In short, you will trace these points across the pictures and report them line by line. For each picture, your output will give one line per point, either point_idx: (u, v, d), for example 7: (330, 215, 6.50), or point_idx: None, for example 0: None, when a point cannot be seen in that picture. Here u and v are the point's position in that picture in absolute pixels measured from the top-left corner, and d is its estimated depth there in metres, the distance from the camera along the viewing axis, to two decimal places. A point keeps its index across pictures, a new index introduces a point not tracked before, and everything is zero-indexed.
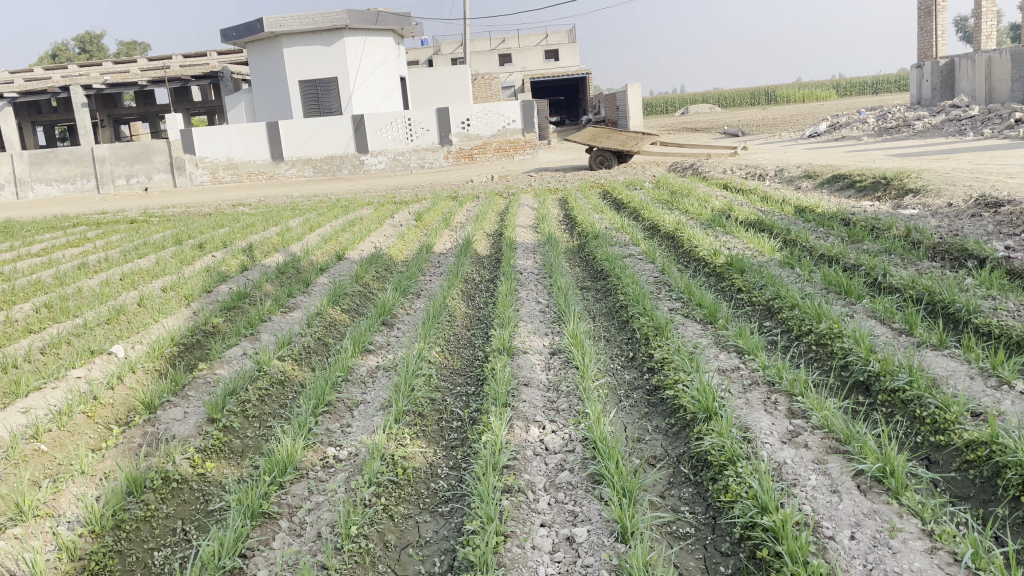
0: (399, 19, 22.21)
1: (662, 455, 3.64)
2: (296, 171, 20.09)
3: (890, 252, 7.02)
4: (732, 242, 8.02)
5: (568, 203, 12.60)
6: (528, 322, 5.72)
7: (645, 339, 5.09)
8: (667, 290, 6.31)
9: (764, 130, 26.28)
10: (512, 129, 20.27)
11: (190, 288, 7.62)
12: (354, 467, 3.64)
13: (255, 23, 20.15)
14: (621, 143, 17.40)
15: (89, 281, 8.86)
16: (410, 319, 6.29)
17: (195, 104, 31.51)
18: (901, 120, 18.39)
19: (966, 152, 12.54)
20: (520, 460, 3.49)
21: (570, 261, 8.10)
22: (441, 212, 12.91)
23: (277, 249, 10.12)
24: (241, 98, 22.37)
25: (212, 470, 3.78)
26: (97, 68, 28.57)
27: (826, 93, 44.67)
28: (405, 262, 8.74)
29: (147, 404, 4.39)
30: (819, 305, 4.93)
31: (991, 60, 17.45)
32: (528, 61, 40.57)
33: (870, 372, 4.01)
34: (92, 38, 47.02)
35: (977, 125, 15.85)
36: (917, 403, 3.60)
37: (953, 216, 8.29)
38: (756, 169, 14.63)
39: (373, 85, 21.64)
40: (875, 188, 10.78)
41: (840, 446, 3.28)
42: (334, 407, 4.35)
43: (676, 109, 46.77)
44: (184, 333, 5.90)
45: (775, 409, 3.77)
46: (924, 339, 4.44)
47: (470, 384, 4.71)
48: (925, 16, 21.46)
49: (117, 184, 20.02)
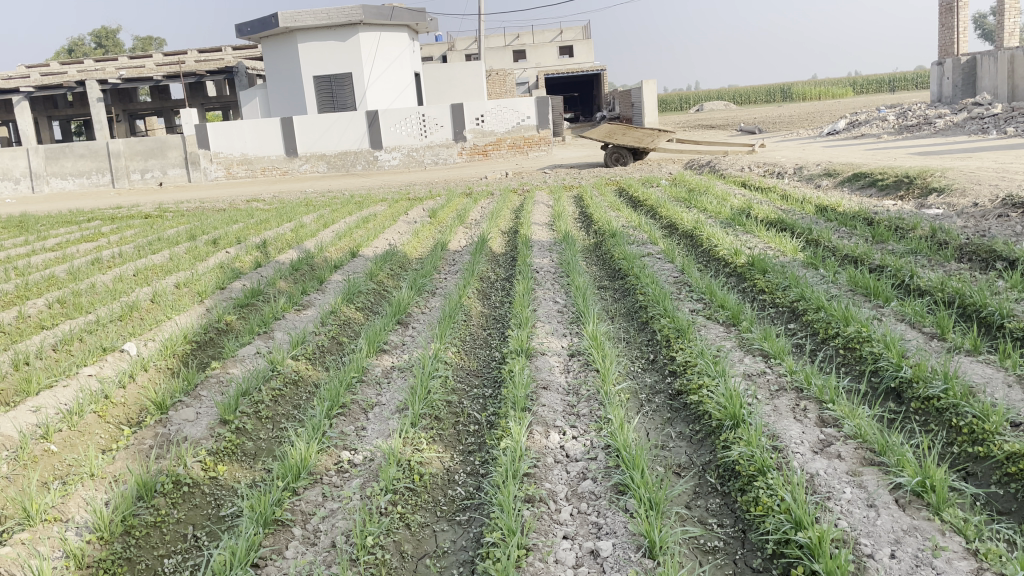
0: (414, 14, 22.12)
1: (687, 463, 3.53)
2: (310, 167, 20.04)
3: (915, 253, 6.86)
4: (753, 241, 7.87)
5: (584, 201, 12.45)
6: (546, 323, 5.61)
7: (665, 342, 4.96)
8: (688, 291, 6.19)
9: (782, 127, 26.00)
10: (527, 126, 20.17)
11: (204, 285, 7.55)
12: (369, 473, 3.53)
13: (270, 18, 20.10)
14: (637, 140, 17.24)
15: (104, 277, 8.82)
16: (425, 318, 6.19)
17: (209, 99, 31.55)
18: (922, 118, 18.12)
19: (989, 151, 12.32)
20: (540, 468, 3.38)
21: (586, 259, 7.99)
22: (456, 209, 12.81)
23: (290, 245, 10.04)
24: (257, 93, 22.36)
25: (225, 473, 3.69)
26: (113, 64, 28.68)
27: (842, 91, 44.28)
28: (420, 259, 8.66)
29: (158, 404, 4.31)
30: (847, 309, 4.80)
31: (1013, 58, 17.14)
32: (542, 57, 40.43)
33: (902, 378, 3.88)
34: (108, 33, 47.29)
35: (1000, 123, 15.58)
36: (953, 412, 3.47)
37: (979, 216, 8.11)
38: (774, 167, 14.44)
39: (388, 81, 21.55)
40: (898, 187, 10.59)
41: (876, 457, 3.15)
42: (349, 409, 4.26)
43: (691, 106, 46.45)
44: (197, 331, 5.82)
45: (804, 417, 3.64)
46: (957, 344, 4.30)
47: (487, 386, 4.60)
48: (946, 12, 21.16)
49: (132, 178, 20.07)
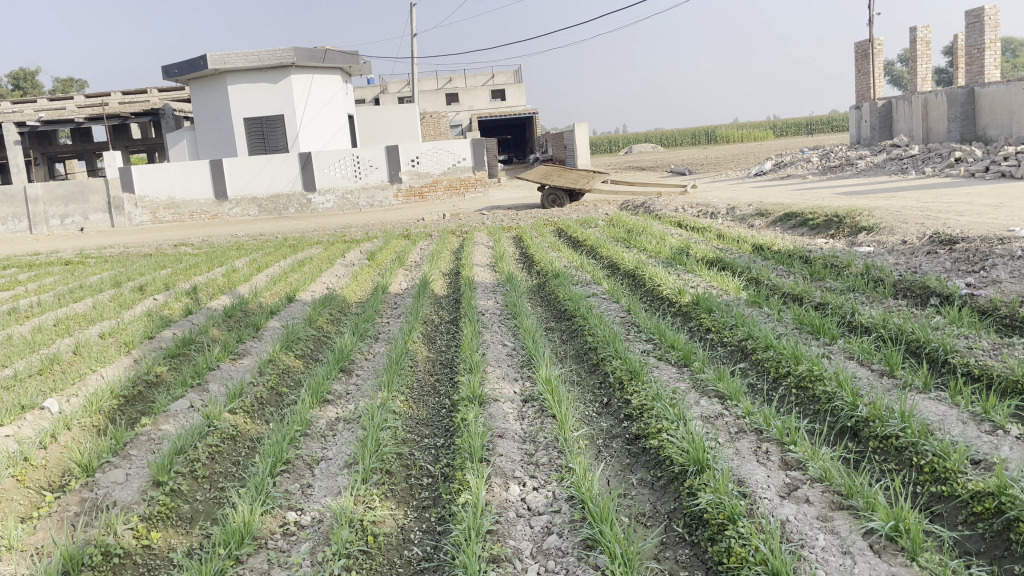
0: (347, 57, 22.06)
1: (651, 512, 3.42)
2: (240, 211, 19.59)
3: (853, 290, 6.99)
4: (695, 280, 7.92)
5: (523, 241, 12.43)
6: (496, 367, 5.48)
7: (619, 384, 4.87)
8: (636, 331, 6.14)
9: (710, 168, 26.69)
10: (463, 167, 20.20)
11: (131, 334, 7.19)
12: (319, 536, 3.29)
13: (198, 59, 19.72)
14: (573, 181, 17.39)
15: (21, 328, 8.34)
16: (369, 365, 5.97)
17: (134, 142, 30.78)
18: (844, 159, 18.84)
19: (911, 191, 12.81)
20: (503, 524, 3.22)
21: (531, 301, 7.92)
22: (394, 251, 12.63)
23: (223, 291, 9.70)
24: (185, 135, 21.86)
25: (160, 541, 3.41)
26: (33, 106, 27.72)
27: (763, 134, 45.92)
28: (360, 303, 8.45)
29: (84, 465, 4.00)
30: (796, 347, 4.81)
31: (927, 102, 17.95)
32: (475, 100, 40.83)
33: (857, 417, 3.86)
34: (26, 75, 45.88)
35: (919, 163, 16.28)
36: (912, 451, 3.46)
37: (909, 253, 8.35)
38: (707, 207, 14.72)
39: (321, 122, 21.34)
40: (828, 226, 10.88)
41: (844, 501, 3.11)
42: (293, 465, 4.02)
43: (620, 148, 47.43)
44: (125, 385, 5.50)
45: (768, 460, 3.58)
46: (907, 381, 4.34)
47: (439, 436, 4.43)
48: (862, 59, 22.25)
49: (51, 224, 19.27)
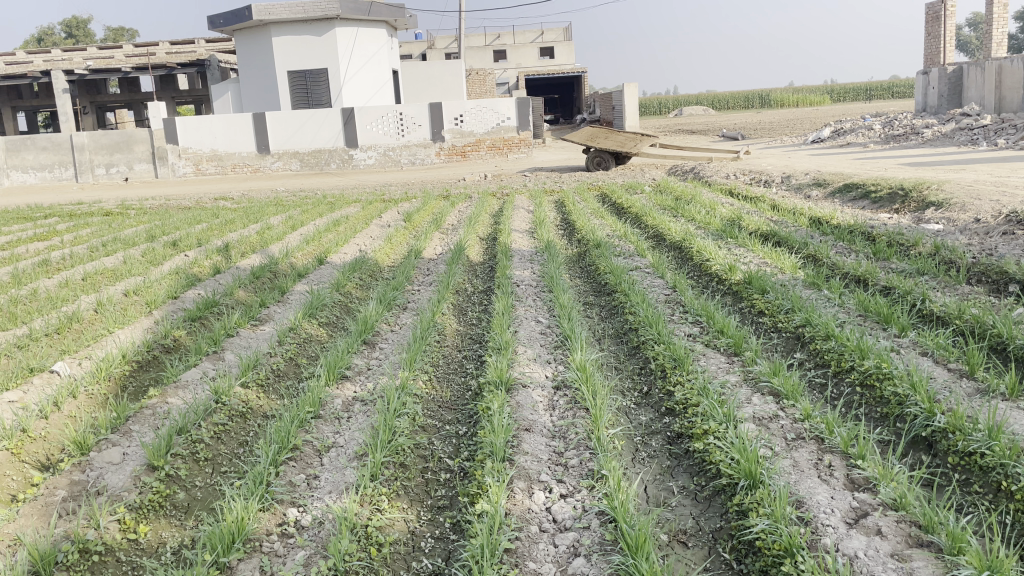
0: (393, 10, 21.36)
1: (693, 529, 3.01)
2: (282, 164, 19.34)
3: (923, 273, 6.37)
4: (747, 255, 7.37)
5: (566, 206, 11.96)
6: (527, 347, 5.07)
7: (660, 373, 4.43)
8: (681, 311, 5.67)
9: (764, 134, 25.68)
10: (506, 126, 19.53)
11: (154, 293, 6.92)
12: (317, 543, 2.95)
13: (243, 10, 19.38)
14: (620, 144, 16.66)
15: (50, 281, 8.15)
16: (394, 339, 5.60)
17: (180, 93, 30.76)
18: (909, 127, 17.81)
19: (982, 164, 11.97)
20: (523, 542, 2.85)
21: (570, 272, 7.48)
22: (432, 212, 12.23)
23: (255, 249, 9.41)
24: (229, 87, 21.58)
25: (148, 535, 3.11)
26: (81, 54, 27.70)
27: (820, 98, 44.18)
28: (392, 268, 8.12)
29: (79, 443, 3.69)
30: (862, 339, 4.30)
31: (1001, 68, 16.85)
32: (522, 57, 39.92)
33: (934, 427, 3.38)
34: (78, 23, 46.17)
35: (990, 134, 15.30)
36: (1000, 473, 2.97)
37: (983, 233, 7.68)
38: (760, 175, 14.02)
39: (365, 77, 20.89)
40: (892, 200, 10.17)
41: (924, 536, 2.65)
42: (301, 452, 3.68)
43: (670, 110, 46.20)
44: (139, 350, 5.20)
45: (831, 477, 3.12)
46: (991, 386, 3.82)
47: (461, 423, 4.06)
48: (932, 21, 20.92)
49: (96, 173, 19.28)
